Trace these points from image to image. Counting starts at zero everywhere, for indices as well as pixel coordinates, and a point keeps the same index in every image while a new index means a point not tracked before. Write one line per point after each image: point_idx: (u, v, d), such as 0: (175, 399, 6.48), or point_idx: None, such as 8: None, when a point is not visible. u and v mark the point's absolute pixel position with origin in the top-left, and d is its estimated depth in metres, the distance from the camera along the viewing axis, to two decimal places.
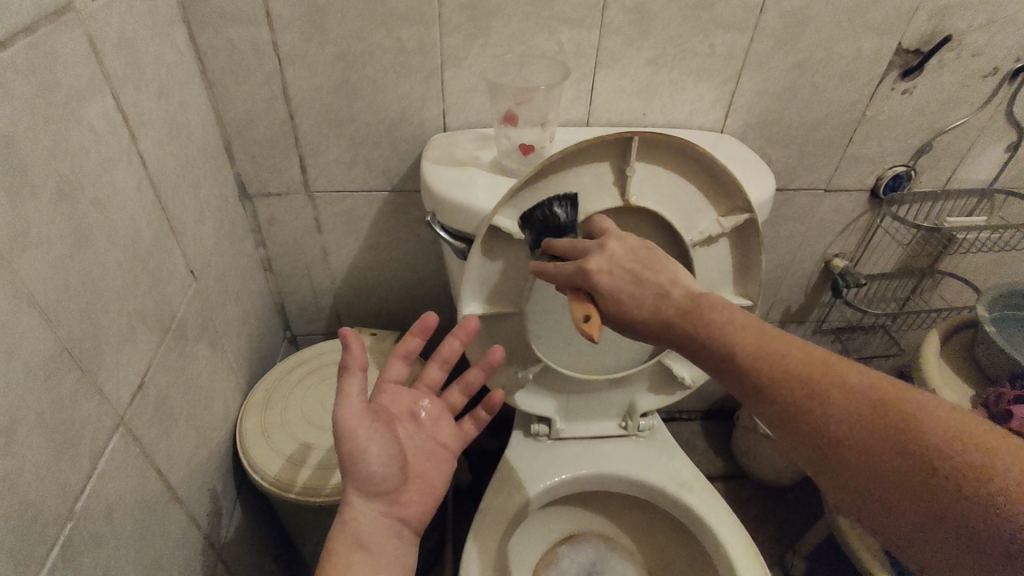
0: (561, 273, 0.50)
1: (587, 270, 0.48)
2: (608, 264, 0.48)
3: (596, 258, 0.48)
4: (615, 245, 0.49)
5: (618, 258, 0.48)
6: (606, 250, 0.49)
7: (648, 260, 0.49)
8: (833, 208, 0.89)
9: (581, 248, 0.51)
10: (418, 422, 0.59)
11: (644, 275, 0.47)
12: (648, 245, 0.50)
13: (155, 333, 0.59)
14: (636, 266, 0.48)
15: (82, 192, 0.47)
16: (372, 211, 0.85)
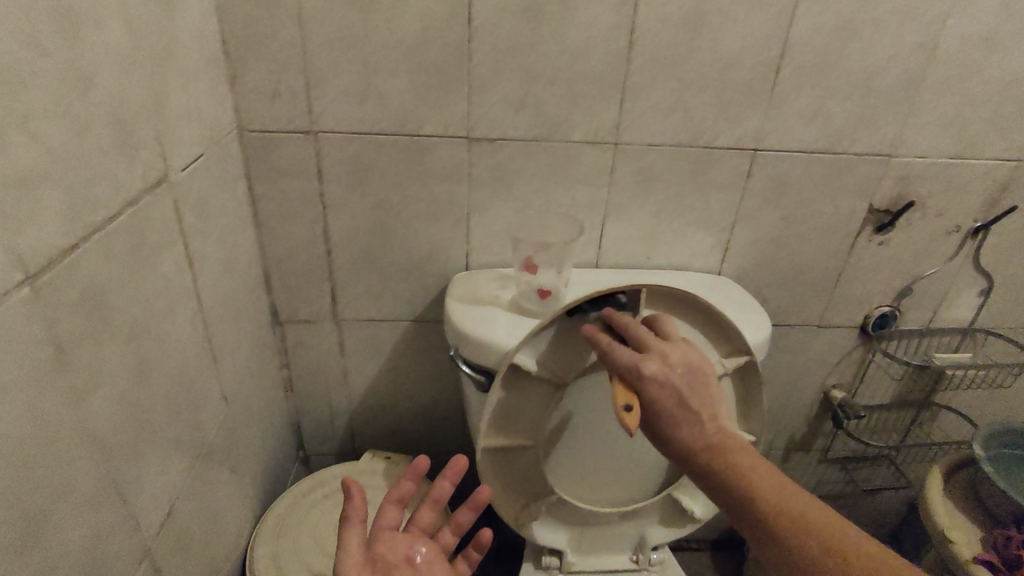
0: (614, 354, 0.56)
1: (642, 372, 0.54)
2: (664, 374, 0.54)
3: (654, 363, 0.55)
4: (672, 353, 0.56)
5: (674, 373, 0.54)
6: (665, 359, 0.55)
7: (704, 391, 0.54)
8: (827, 342, 0.94)
9: (647, 344, 0.57)
10: (416, 568, 0.62)
11: (689, 402, 0.53)
12: (708, 370, 0.56)
13: (188, 461, 0.61)
14: (684, 387, 0.53)
15: (149, 333, 0.53)
16: (394, 338, 0.90)
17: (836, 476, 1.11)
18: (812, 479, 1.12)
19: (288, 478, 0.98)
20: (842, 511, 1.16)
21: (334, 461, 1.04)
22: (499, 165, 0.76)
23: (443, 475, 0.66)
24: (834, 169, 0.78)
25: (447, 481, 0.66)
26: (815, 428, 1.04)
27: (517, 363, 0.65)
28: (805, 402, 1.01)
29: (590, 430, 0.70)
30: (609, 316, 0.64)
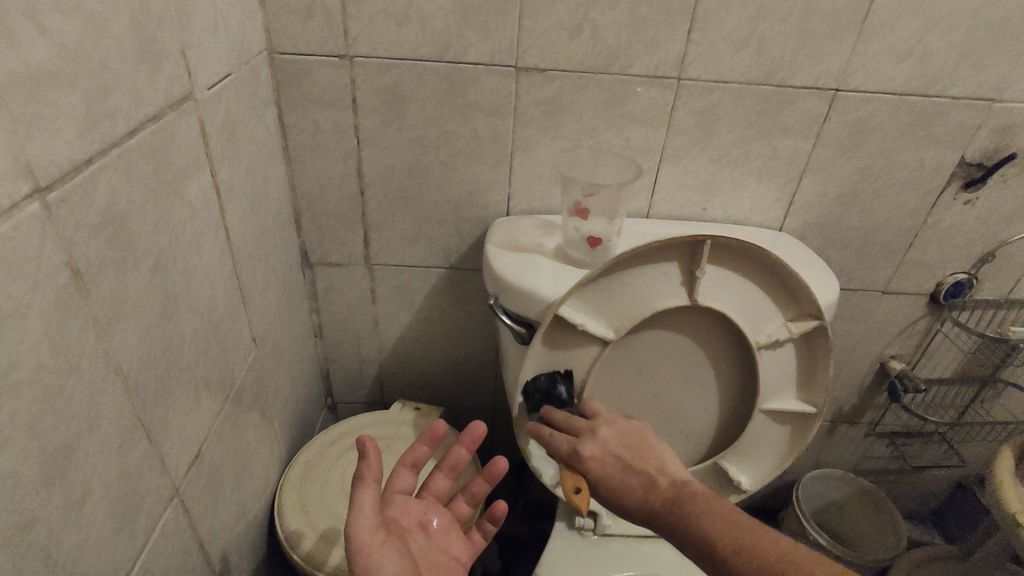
0: (554, 442, 0.59)
1: (580, 455, 0.57)
2: (602, 453, 0.56)
3: (589, 445, 0.57)
4: (606, 431, 0.58)
5: (611, 444, 0.57)
6: (598, 436, 0.57)
7: (644, 449, 0.56)
8: (891, 309, 0.87)
9: (576, 426, 0.60)
10: (429, 534, 0.62)
11: (633, 464, 0.55)
12: (641, 429, 0.58)
13: (217, 401, 0.59)
14: (625, 454, 0.56)
15: (174, 264, 0.49)
16: (428, 285, 0.86)
17: (883, 452, 1.06)
18: (856, 453, 1.06)
19: (316, 425, 0.96)
20: (885, 487, 1.11)
21: (362, 410, 1.02)
22: (548, 101, 0.70)
23: (459, 442, 0.65)
24: (922, 114, 0.70)
25: (464, 448, 0.65)
26: (866, 399, 0.99)
27: (561, 315, 0.60)
28: (859, 373, 0.95)
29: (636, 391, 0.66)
30: (666, 270, 0.58)
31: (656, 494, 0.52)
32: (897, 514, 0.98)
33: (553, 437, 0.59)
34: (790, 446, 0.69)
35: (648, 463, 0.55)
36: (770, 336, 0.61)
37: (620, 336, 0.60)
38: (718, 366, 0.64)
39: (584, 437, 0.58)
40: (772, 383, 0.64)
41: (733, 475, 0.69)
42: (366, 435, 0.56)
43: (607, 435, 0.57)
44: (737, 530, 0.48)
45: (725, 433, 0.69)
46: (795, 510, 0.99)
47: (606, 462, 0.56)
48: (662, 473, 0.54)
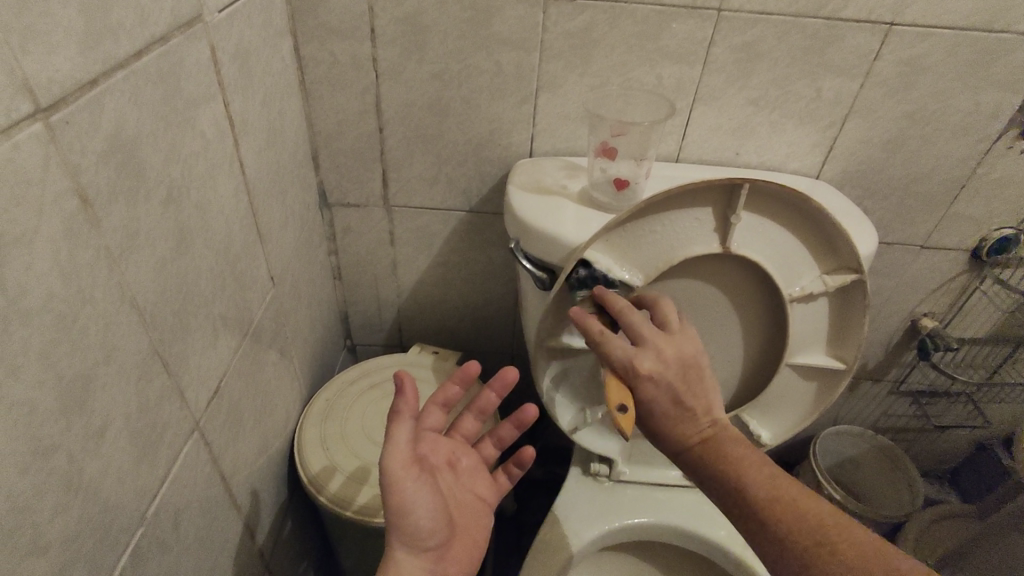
0: (610, 349, 0.50)
1: (639, 371, 0.50)
2: (662, 377, 0.50)
3: (650, 363, 0.50)
4: (672, 350, 0.51)
5: (671, 374, 0.50)
6: (662, 357, 0.50)
7: (696, 381, 0.52)
8: (928, 265, 0.83)
9: (641, 335, 0.51)
10: (458, 473, 0.63)
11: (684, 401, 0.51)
12: (701, 357, 0.52)
13: (235, 338, 0.59)
14: (680, 383, 0.51)
15: (188, 197, 0.48)
16: (447, 229, 0.85)
17: (906, 410, 1.04)
18: (878, 411, 1.05)
19: (335, 366, 0.97)
20: (904, 445, 1.10)
21: (381, 352, 1.02)
22: (578, 32, 0.66)
23: (490, 386, 0.67)
24: (984, 53, 0.64)
25: (493, 392, 0.66)
26: (894, 357, 0.96)
27: (586, 259, 0.57)
28: (888, 330, 0.92)
29: None
30: (699, 215, 0.55)
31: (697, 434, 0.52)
32: (916, 473, 0.97)
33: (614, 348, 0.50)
34: (815, 401, 0.67)
35: (697, 402, 0.52)
36: (804, 288, 0.58)
37: (646, 283, 0.58)
38: (745, 318, 0.62)
39: (645, 347, 0.51)
40: (800, 338, 0.62)
41: (753, 428, 0.68)
42: (403, 372, 0.57)
43: (671, 356, 0.50)
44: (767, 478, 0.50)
45: (747, 385, 0.68)
46: (812, 465, 0.99)
47: (659, 387, 0.50)
48: (707, 414, 0.52)
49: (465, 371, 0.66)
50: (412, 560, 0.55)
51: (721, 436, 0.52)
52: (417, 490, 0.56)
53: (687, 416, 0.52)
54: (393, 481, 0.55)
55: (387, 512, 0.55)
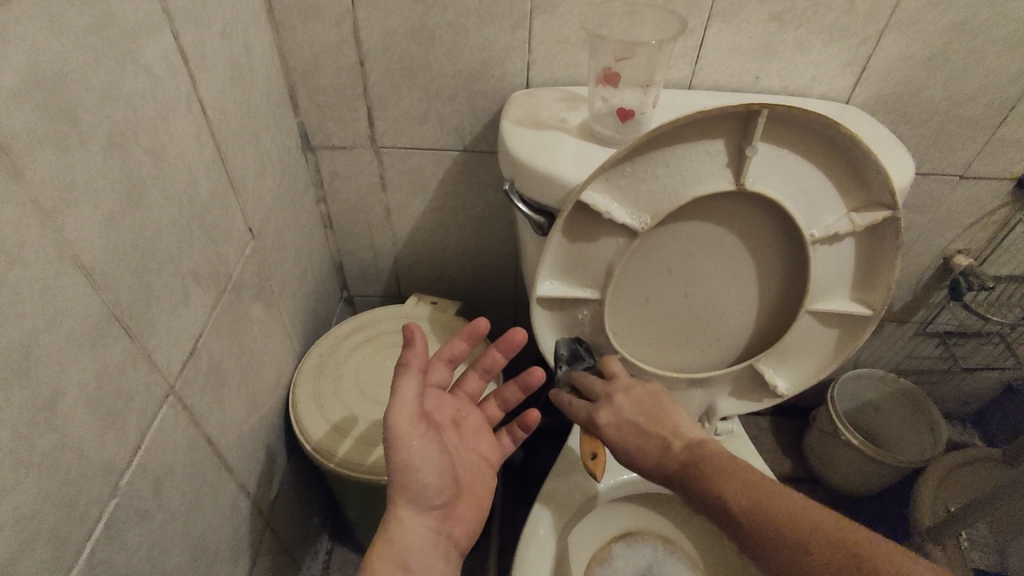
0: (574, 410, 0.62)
1: (598, 424, 0.59)
2: (617, 420, 0.59)
3: (605, 413, 0.59)
4: (622, 398, 0.59)
5: (628, 412, 0.59)
6: (615, 404, 0.59)
7: (659, 412, 0.59)
8: (965, 196, 0.76)
9: (595, 390, 0.61)
10: (461, 432, 0.61)
11: (648, 429, 0.58)
12: (656, 395, 0.60)
13: (211, 294, 0.55)
14: (640, 421, 0.58)
15: (135, 140, 0.43)
16: (440, 171, 0.79)
17: (931, 352, 0.99)
18: (901, 353, 1.00)
19: (333, 318, 0.94)
20: (926, 387, 1.06)
21: (379, 303, 0.99)
22: None
23: (496, 345, 0.63)
24: None
25: (499, 352, 0.63)
26: (922, 297, 0.90)
27: (583, 201, 0.52)
28: (917, 269, 0.86)
29: (670, 289, 0.59)
30: (711, 147, 0.49)
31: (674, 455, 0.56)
32: (937, 417, 0.93)
33: (575, 408, 0.62)
34: (835, 349, 0.63)
35: (664, 429, 0.58)
36: (828, 229, 0.52)
37: (650, 227, 0.52)
38: (762, 261, 0.57)
39: (602, 406, 0.60)
40: (822, 283, 0.57)
41: (768, 379, 0.64)
42: (413, 325, 0.54)
43: (622, 403, 0.59)
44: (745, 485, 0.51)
45: (763, 334, 0.63)
46: (830, 411, 0.96)
47: (621, 431, 0.59)
48: (677, 437, 0.57)
49: (473, 328, 0.63)
50: (415, 524, 0.53)
51: (694, 453, 0.55)
52: (423, 449, 0.53)
53: (655, 445, 0.57)
54: (399, 440, 0.52)
55: (391, 472, 0.52)
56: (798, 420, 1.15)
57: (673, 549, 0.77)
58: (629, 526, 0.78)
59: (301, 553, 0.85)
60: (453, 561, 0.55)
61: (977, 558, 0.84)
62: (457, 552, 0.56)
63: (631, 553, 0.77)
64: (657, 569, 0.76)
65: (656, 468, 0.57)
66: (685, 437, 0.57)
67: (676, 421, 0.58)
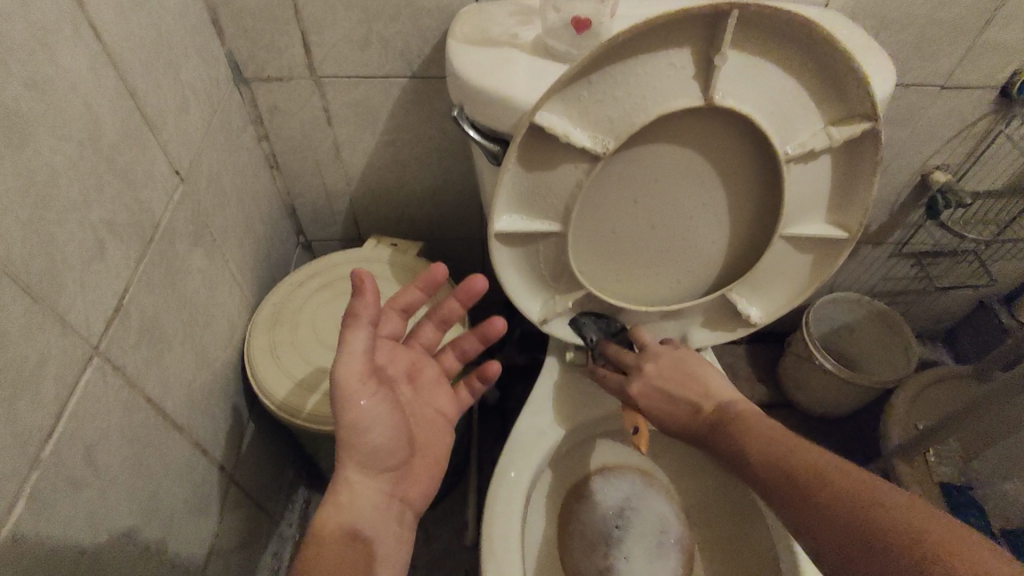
0: (609, 381, 0.64)
1: (631, 394, 0.62)
2: (649, 392, 0.61)
3: (636, 383, 0.62)
4: (650, 366, 0.61)
5: (656, 380, 0.61)
6: (643, 373, 0.61)
7: (687, 377, 0.60)
8: (946, 108, 0.72)
9: (626, 360, 0.63)
10: (417, 386, 0.59)
11: (677, 395, 0.59)
12: (684, 357, 0.61)
13: (135, 247, 0.50)
14: (669, 387, 0.60)
15: (6, 68, 0.36)
16: (390, 101, 0.72)
17: (906, 272, 0.98)
18: (875, 275, 0.99)
19: (289, 265, 0.89)
20: (899, 307, 1.06)
21: (339, 247, 0.94)
22: None
23: (455, 294, 0.61)
24: None
25: (458, 302, 0.61)
26: (899, 217, 0.88)
27: (536, 124, 0.47)
28: (895, 187, 0.83)
29: (637, 219, 0.55)
30: (676, 58, 0.43)
31: (701, 416, 0.57)
32: (911, 337, 0.93)
33: (609, 378, 0.64)
34: (810, 274, 0.61)
35: (690, 393, 0.59)
36: (804, 145, 0.48)
37: (611, 152, 0.48)
38: (733, 184, 0.53)
39: (633, 374, 0.62)
40: (798, 205, 0.54)
41: (741, 308, 0.63)
42: (362, 271, 0.50)
43: (651, 371, 0.61)
44: (779, 445, 0.51)
45: (737, 262, 0.60)
46: (804, 336, 0.95)
47: (654, 398, 0.60)
48: (705, 399, 0.58)
49: (429, 276, 0.60)
50: (367, 484, 0.51)
51: (723, 412, 0.56)
52: (372, 407, 0.50)
53: (682, 408, 0.59)
54: (346, 396, 0.49)
55: (339, 431, 0.50)
56: (773, 346, 1.16)
57: (649, 481, 0.77)
58: (605, 462, 0.78)
59: (274, 504, 0.84)
60: (409, 521, 0.54)
61: (942, 472, 0.84)
62: (412, 513, 0.54)
63: (608, 488, 0.76)
64: (635, 502, 0.76)
65: (683, 428, 0.58)
66: (714, 398, 0.58)
67: (705, 383, 0.59)
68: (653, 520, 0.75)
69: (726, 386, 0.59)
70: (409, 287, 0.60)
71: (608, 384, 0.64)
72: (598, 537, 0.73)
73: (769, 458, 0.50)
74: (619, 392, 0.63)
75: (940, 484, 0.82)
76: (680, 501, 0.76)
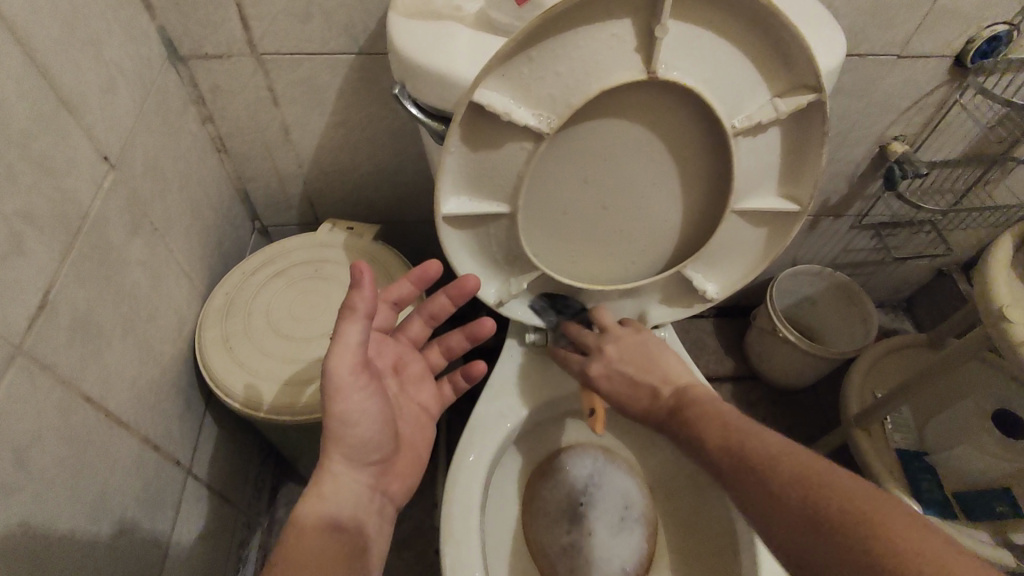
0: (572, 363, 0.66)
1: (591, 375, 0.63)
2: (607, 371, 0.62)
3: (597, 365, 0.63)
4: (611, 348, 0.63)
5: (616, 363, 0.62)
6: (603, 355, 0.63)
7: (647, 362, 0.61)
8: (903, 78, 0.72)
9: (588, 343, 0.64)
10: (401, 380, 0.59)
11: (639, 378, 0.61)
12: (646, 343, 0.63)
13: (61, 239, 0.47)
14: (629, 370, 0.61)
15: None
16: (337, 79, 0.70)
17: (867, 243, 0.98)
18: (837, 246, 0.99)
19: (244, 251, 0.87)
20: (861, 278, 1.07)
21: (296, 232, 0.92)
22: None
23: (445, 290, 0.59)
24: None
25: (447, 298, 0.59)
26: (859, 188, 0.88)
27: (476, 102, 0.45)
28: (854, 158, 0.83)
29: (589, 198, 0.54)
30: (616, 30, 0.42)
31: (662, 401, 0.58)
32: (870, 307, 0.95)
33: (570, 362, 0.66)
34: (764, 249, 0.61)
35: (652, 376, 0.60)
36: (751, 117, 0.47)
37: (555, 130, 0.46)
38: (683, 159, 0.52)
39: (593, 356, 0.64)
40: (749, 179, 0.53)
41: (697, 284, 0.62)
42: (361, 262, 0.47)
43: (612, 354, 0.62)
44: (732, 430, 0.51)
45: (691, 239, 0.59)
46: (768, 309, 0.96)
47: (613, 380, 0.62)
48: (665, 382, 0.60)
49: (423, 271, 0.59)
50: (350, 477, 0.50)
51: (682, 396, 0.57)
52: (363, 401, 0.49)
53: (646, 392, 0.60)
54: (339, 390, 0.47)
55: (326, 422, 0.48)
56: (740, 320, 1.16)
57: (613, 458, 0.78)
58: (569, 441, 0.78)
59: (238, 495, 0.83)
60: (389, 514, 0.54)
61: (898, 439, 0.85)
62: (392, 506, 0.54)
63: (572, 466, 0.77)
64: (598, 479, 0.76)
65: (644, 413, 0.59)
66: (674, 383, 0.59)
67: (665, 369, 0.61)
68: (616, 496, 0.75)
69: (685, 372, 0.60)
70: (400, 280, 0.59)
71: (570, 367, 0.66)
72: (562, 513, 0.74)
73: (727, 443, 0.50)
74: (580, 375, 0.65)
75: (896, 449, 0.84)
76: (645, 478, 0.76)
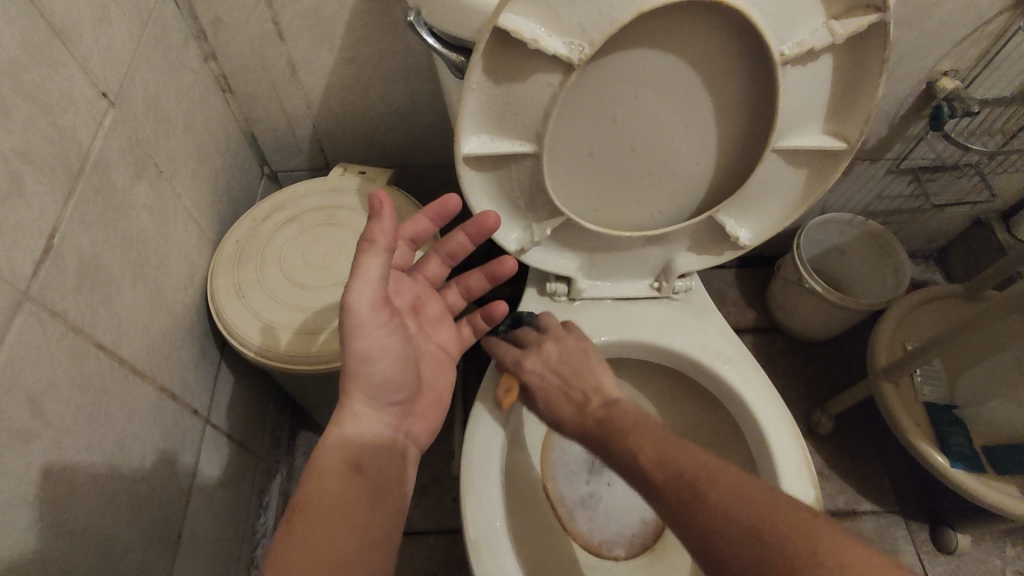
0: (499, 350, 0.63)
1: (522, 364, 0.60)
2: (537, 363, 0.59)
3: (533, 356, 0.60)
4: (551, 346, 0.61)
5: (545, 366, 0.59)
6: (542, 350, 0.60)
7: (573, 369, 0.58)
8: (960, 4, 0.66)
9: (522, 341, 0.63)
10: (421, 321, 0.57)
11: (569, 382, 0.57)
12: (584, 351, 0.60)
13: (63, 180, 0.45)
14: (562, 370, 0.58)
15: None
16: (346, 10, 0.65)
17: (903, 189, 0.94)
18: (870, 192, 0.95)
19: (254, 197, 0.84)
20: (894, 226, 1.02)
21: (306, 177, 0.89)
22: None
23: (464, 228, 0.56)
24: None
25: (466, 237, 0.56)
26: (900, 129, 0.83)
27: (501, 28, 0.41)
28: (899, 96, 0.78)
29: (619, 138, 0.50)
30: None
31: (582, 418, 0.53)
32: (902, 257, 0.91)
33: (501, 348, 0.63)
34: (805, 192, 0.57)
35: (580, 386, 0.56)
36: (802, 44, 0.43)
37: (587, 61, 0.42)
38: (721, 92, 0.48)
39: (531, 349, 0.61)
40: (793, 114, 0.49)
41: (730, 230, 0.59)
42: (381, 192, 0.43)
43: (552, 350, 0.60)
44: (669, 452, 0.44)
45: (726, 182, 0.56)
46: (795, 258, 0.92)
47: (544, 375, 0.59)
48: (593, 394, 0.55)
49: (440, 206, 0.55)
50: (371, 418, 0.49)
51: (588, 430, 0.51)
52: (384, 339, 0.47)
53: (571, 403, 0.55)
54: (359, 326, 0.46)
55: (347, 359, 0.47)
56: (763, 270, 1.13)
57: None
58: None
59: (257, 443, 0.83)
60: (412, 458, 0.53)
61: (928, 393, 0.84)
62: (415, 449, 0.54)
63: None
64: None
65: (570, 422, 0.54)
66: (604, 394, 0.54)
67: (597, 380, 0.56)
68: None
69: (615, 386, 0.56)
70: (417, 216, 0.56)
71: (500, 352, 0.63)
72: (581, 464, 0.74)
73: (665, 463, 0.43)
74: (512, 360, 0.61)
75: (925, 404, 0.82)
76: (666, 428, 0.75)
